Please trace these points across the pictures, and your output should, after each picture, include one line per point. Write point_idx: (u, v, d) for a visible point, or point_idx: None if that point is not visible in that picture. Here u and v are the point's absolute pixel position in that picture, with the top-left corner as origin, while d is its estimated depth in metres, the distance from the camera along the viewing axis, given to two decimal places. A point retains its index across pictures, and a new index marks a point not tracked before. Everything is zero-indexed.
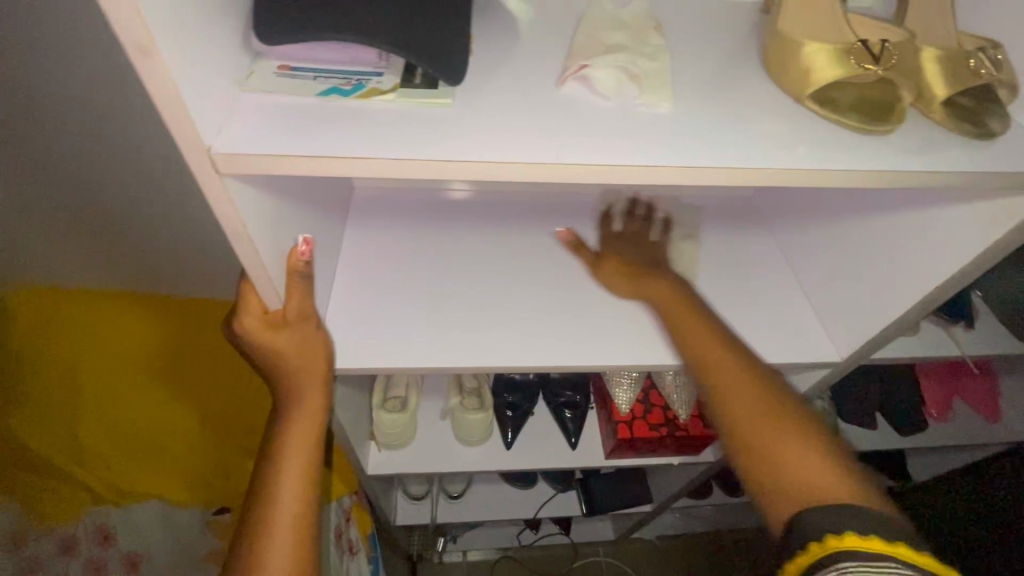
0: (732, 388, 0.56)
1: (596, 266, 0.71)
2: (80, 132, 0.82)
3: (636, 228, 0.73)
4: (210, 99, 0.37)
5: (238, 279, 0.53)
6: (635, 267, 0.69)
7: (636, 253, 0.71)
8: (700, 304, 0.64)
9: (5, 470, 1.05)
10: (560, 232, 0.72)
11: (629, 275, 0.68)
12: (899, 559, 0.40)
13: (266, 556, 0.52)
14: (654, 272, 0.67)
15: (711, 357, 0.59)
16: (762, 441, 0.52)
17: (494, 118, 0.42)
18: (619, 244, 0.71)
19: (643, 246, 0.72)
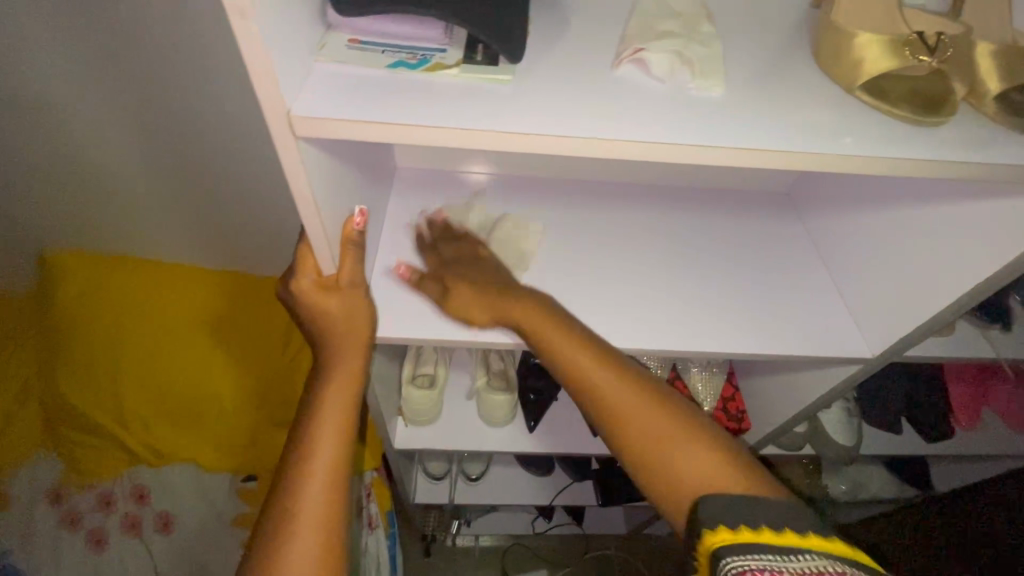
0: (618, 409, 0.57)
1: (445, 300, 0.66)
2: (137, 105, 0.86)
3: (461, 247, 0.70)
4: (291, 65, 0.40)
5: (298, 240, 0.57)
6: (484, 290, 0.64)
7: (472, 275, 0.67)
8: (562, 314, 0.62)
9: (56, 426, 1.14)
10: (397, 266, 0.68)
11: (483, 302, 0.64)
12: (769, 546, 0.44)
13: (303, 505, 0.56)
14: (504, 292, 0.64)
15: (592, 380, 0.57)
16: (652, 454, 0.54)
17: (551, 95, 0.44)
18: (452, 266, 0.68)
19: (475, 261, 0.68)
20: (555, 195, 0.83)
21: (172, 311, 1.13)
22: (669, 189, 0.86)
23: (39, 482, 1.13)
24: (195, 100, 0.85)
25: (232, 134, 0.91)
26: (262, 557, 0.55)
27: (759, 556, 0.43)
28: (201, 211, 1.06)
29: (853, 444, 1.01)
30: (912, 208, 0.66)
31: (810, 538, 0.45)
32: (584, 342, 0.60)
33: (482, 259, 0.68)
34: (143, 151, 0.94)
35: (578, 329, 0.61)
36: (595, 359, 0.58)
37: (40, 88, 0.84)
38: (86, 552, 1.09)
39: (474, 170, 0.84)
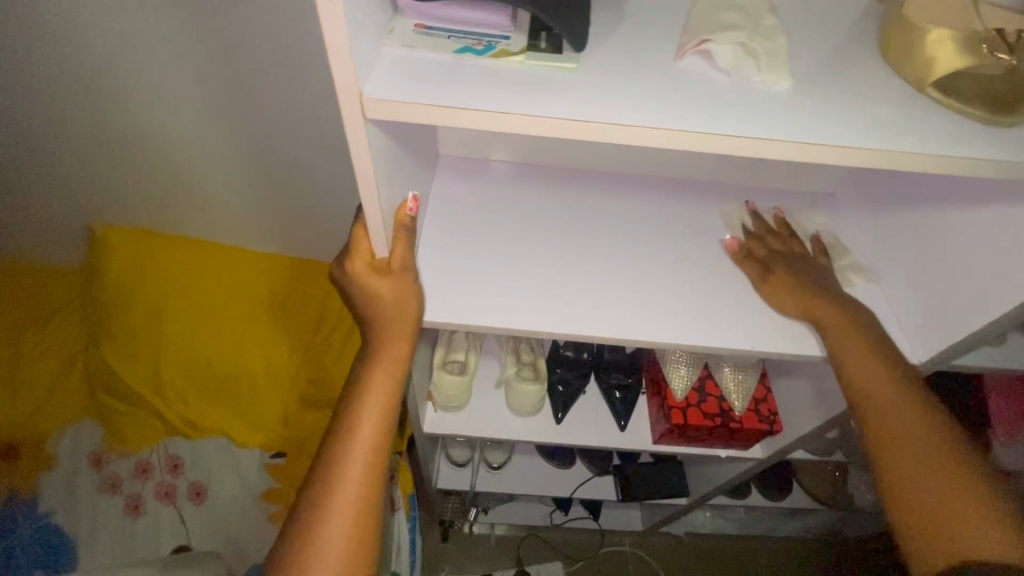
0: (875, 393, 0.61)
1: (764, 279, 0.70)
2: (192, 87, 0.89)
3: (781, 243, 0.73)
4: (364, 45, 0.41)
5: (353, 224, 0.59)
6: (802, 282, 0.68)
7: (810, 271, 0.70)
8: (867, 323, 0.65)
9: (99, 395, 1.18)
10: (728, 240, 0.75)
11: (797, 289, 0.67)
12: None
13: (343, 481, 0.59)
14: (814, 290, 0.67)
15: (853, 357, 0.63)
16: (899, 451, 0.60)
17: (612, 83, 0.45)
18: (784, 256, 0.71)
19: (801, 256, 0.71)
20: (595, 188, 0.82)
21: (214, 289, 1.16)
22: (715, 183, 0.85)
23: (81, 447, 1.18)
24: (247, 83, 0.87)
25: (281, 118, 0.92)
26: (302, 525, 0.58)
27: None
28: (245, 191, 1.08)
29: None
30: (969, 211, 0.64)
31: None
32: (888, 365, 0.62)
33: (813, 259, 0.72)
34: (195, 134, 0.97)
35: (882, 347, 0.63)
36: (859, 346, 0.63)
37: (100, 67, 0.87)
38: (124, 517, 1.13)
39: (503, 158, 0.84)
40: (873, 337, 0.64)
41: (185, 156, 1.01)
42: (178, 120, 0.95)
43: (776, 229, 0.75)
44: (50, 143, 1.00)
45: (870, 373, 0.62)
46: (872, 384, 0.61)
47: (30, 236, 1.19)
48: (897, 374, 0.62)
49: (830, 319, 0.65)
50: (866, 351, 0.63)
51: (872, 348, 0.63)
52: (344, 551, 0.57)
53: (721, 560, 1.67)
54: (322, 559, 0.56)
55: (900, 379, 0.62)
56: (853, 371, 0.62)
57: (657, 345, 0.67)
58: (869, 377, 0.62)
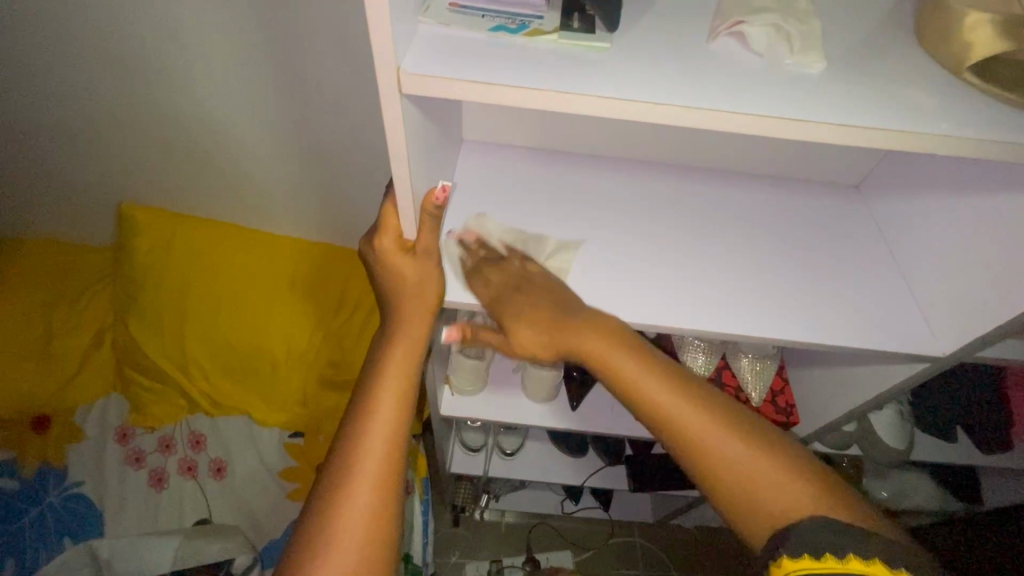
0: (670, 416, 0.56)
1: (505, 343, 0.67)
2: (222, 68, 0.91)
3: (497, 271, 0.67)
4: (402, 22, 0.42)
5: (381, 203, 0.61)
6: (545, 313, 0.63)
7: (531, 306, 0.64)
8: (634, 340, 0.61)
9: (125, 371, 1.22)
10: (449, 331, 0.73)
11: (543, 330, 0.63)
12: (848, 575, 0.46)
13: (366, 449, 0.60)
14: (563, 316, 0.62)
15: (636, 384, 0.58)
16: (723, 473, 0.54)
17: (646, 64, 0.45)
18: (499, 292, 0.65)
19: (521, 280, 0.66)
20: (615, 176, 0.83)
21: (237, 269, 1.19)
22: (736, 173, 0.85)
23: (108, 421, 1.22)
24: (276, 65, 0.88)
25: (308, 102, 0.94)
26: (326, 492, 0.59)
27: None
28: (267, 173, 1.10)
29: (904, 449, 0.99)
30: (998, 201, 0.63)
31: (871, 563, 0.46)
32: (653, 363, 0.59)
33: (536, 279, 0.65)
34: (223, 117, 0.99)
35: (659, 362, 0.59)
36: (642, 368, 0.58)
37: (135, 48, 0.89)
38: (148, 489, 1.17)
39: (531, 144, 0.85)
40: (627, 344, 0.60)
41: (213, 138, 1.03)
42: (207, 101, 0.96)
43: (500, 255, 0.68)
44: (85, 123, 1.03)
45: (641, 378, 0.58)
46: (648, 388, 0.57)
47: (63, 214, 1.22)
48: (669, 372, 0.59)
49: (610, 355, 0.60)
50: (634, 357, 0.59)
51: (633, 352, 0.59)
52: (368, 517, 0.58)
53: (732, 554, 1.67)
54: (346, 524, 0.57)
55: (673, 374, 0.59)
56: (622, 383, 0.58)
57: (677, 331, 0.67)
58: (641, 381, 0.57)
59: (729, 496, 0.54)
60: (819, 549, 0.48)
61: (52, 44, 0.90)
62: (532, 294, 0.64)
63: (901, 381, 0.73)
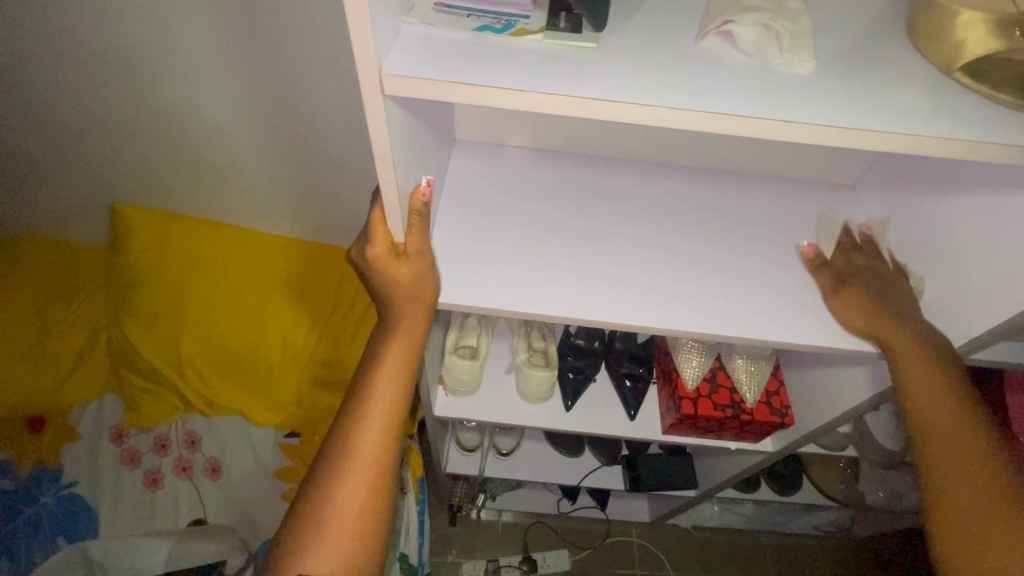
0: (943, 432, 0.65)
1: (835, 293, 0.69)
2: (214, 68, 0.90)
3: (865, 260, 0.71)
4: (386, 23, 0.41)
5: (371, 207, 0.59)
6: (874, 301, 0.67)
7: (879, 289, 0.68)
8: (946, 358, 0.65)
9: (121, 371, 1.21)
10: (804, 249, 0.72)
11: (868, 310, 0.67)
12: None
13: (358, 448, 0.60)
14: (897, 313, 0.66)
15: (930, 397, 0.64)
16: (960, 495, 0.63)
17: (629, 64, 0.45)
18: (865, 276, 0.69)
19: (883, 278, 0.70)
20: (610, 177, 0.83)
21: (233, 268, 1.18)
22: (733, 173, 0.84)
23: (104, 421, 1.22)
24: (268, 64, 0.88)
25: (301, 102, 0.93)
26: (316, 490, 0.59)
27: None
28: (262, 173, 1.09)
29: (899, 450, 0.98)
30: (993, 202, 0.63)
31: None
32: (966, 407, 0.65)
33: (897, 287, 0.69)
34: (216, 117, 0.98)
35: (961, 388, 0.65)
36: (943, 385, 0.64)
37: (126, 47, 0.89)
38: (143, 489, 1.17)
39: (528, 145, 0.84)
40: (950, 376, 0.65)
41: (206, 138, 1.03)
42: (199, 101, 0.96)
43: (857, 244, 0.73)
44: (76, 122, 1.02)
45: (934, 406, 0.64)
46: (932, 413, 0.65)
47: (56, 214, 1.22)
48: (964, 412, 0.64)
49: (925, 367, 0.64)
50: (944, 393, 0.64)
51: (943, 384, 0.64)
52: (356, 515, 0.58)
53: (729, 554, 1.67)
54: (336, 522, 0.58)
55: (966, 414, 0.65)
56: (915, 403, 0.65)
57: (671, 333, 0.67)
58: (934, 409, 0.65)
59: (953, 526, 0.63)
60: None
61: (41, 43, 0.90)
62: (882, 303, 0.67)
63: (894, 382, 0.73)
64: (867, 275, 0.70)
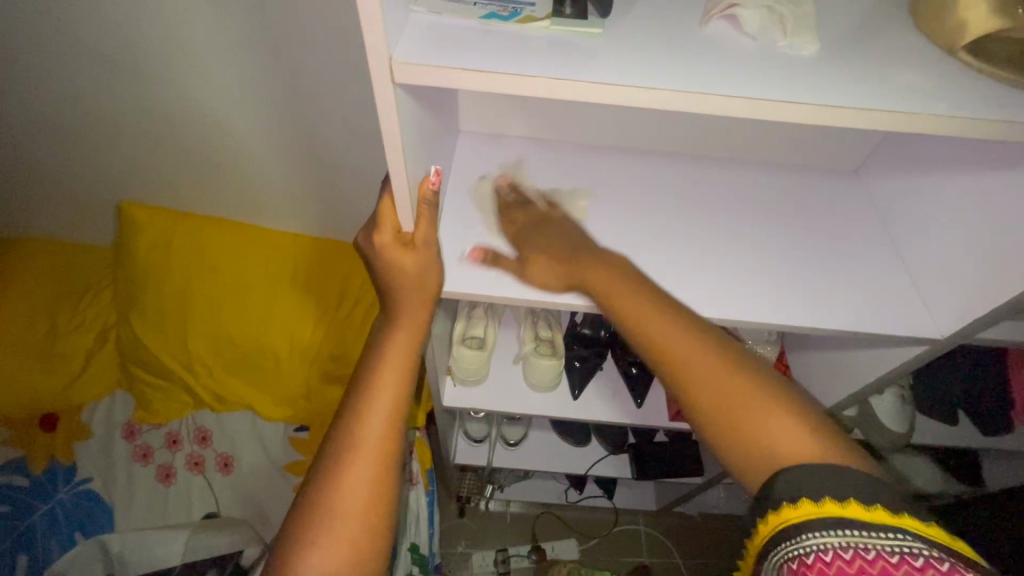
0: (683, 353, 0.55)
1: (523, 270, 0.68)
2: (216, 65, 0.90)
3: (520, 213, 0.72)
4: (395, 12, 0.42)
5: (379, 196, 0.60)
6: (568, 255, 0.66)
7: (561, 241, 0.68)
8: (638, 277, 0.62)
9: (129, 369, 1.22)
10: (473, 251, 0.70)
11: (557, 267, 0.66)
12: (903, 531, 0.41)
13: (364, 435, 0.61)
14: (578, 257, 0.65)
15: (654, 330, 0.57)
16: (721, 406, 0.53)
17: (636, 51, 0.45)
18: (526, 235, 0.70)
19: (542, 224, 0.71)
20: (613, 166, 0.83)
21: (236, 263, 1.19)
22: (734, 159, 0.85)
23: (115, 418, 1.24)
24: (272, 60, 0.88)
25: (305, 97, 0.93)
26: (323, 478, 0.60)
27: (843, 535, 0.42)
28: (266, 168, 1.10)
29: (905, 432, 0.99)
30: (998, 181, 0.63)
31: (904, 517, 0.42)
32: (666, 304, 0.59)
33: (557, 223, 0.70)
34: (219, 113, 0.99)
35: (661, 299, 0.59)
36: (651, 308, 0.58)
37: (130, 45, 0.89)
38: (156, 484, 1.18)
39: (536, 135, 0.85)
40: (659, 297, 0.60)
41: (210, 134, 1.03)
42: (202, 97, 0.96)
43: (508, 204, 0.74)
44: (80, 122, 1.03)
45: (647, 319, 0.58)
46: (653, 326, 0.57)
47: (62, 214, 1.23)
48: (674, 308, 0.59)
49: (626, 299, 0.59)
50: (642, 301, 0.59)
51: (634, 295, 0.59)
52: (364, 502, 0.59)
53: (735, 540, 1.68)
54: (343, 508, 0.58)
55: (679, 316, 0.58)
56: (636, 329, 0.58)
57: None
58: (648, 324, 0.57)
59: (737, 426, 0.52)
60: (839, 491, 0.44)
61: (45, 42, 0.90)
62: (582, 247, 0.66)
63: (899, 364, 0.74)
64: (528, 227, 0.71)
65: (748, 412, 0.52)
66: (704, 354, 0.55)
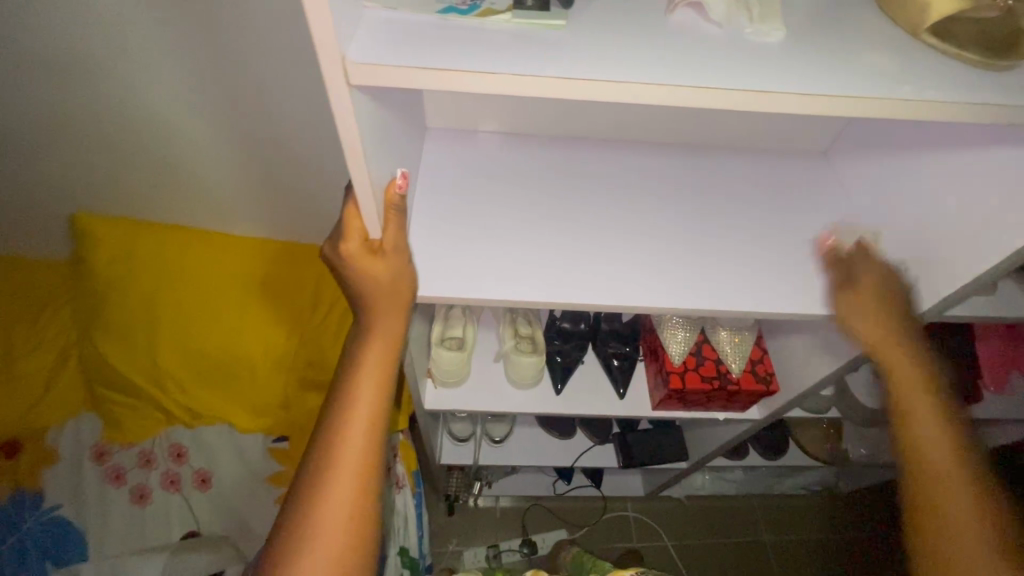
0: (926, 434, 0.66)
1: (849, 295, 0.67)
2: (167, 69, 0.86)
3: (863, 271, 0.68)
4: (346, 9, 0.40)
5: (343, 202, 0.57)
6: (885, 311, 0.66)
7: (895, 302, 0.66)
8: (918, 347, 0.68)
9: (95, 388, 1.17)
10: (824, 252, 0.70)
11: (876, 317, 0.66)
12: None
13: (343, 456, 0.59)
14: (902, 323, 0.66)
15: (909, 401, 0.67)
16: (933, 495, 0.65)
17: (600, 41, 0.44)
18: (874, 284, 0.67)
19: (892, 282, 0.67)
20: (585, 157, 0.82)
21: (202, 276, 1.14)
22: (705, 146, 0.85)
23: (83, 441, 1.18)
24: (227, 63, 0.84)
25: (264, 99, 0.90)
26: (302, 498, 0.58)
27: None
28: (229, 174, 1.05)
29: (879, 407, 1.02)
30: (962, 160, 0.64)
31: None
32: (941, 403, 0.67)
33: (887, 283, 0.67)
34: (175, 118, 0.94)
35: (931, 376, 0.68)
36: (916, 383, 0.67)
37: (72, 49, 0.84)
38: (131, 506, 1.14)
39: (507, 129, 0.83)
40: (927, 370, 0.68)
41: (166, 140, 0.98)
42: (155, 101, 0.91)
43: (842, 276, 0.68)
44: (24, 133, 0.97)
45: (915, 404, 0.67)
46: (917, 412, 0.67)
47: (11, 230, 1.16)
48: (949, 410, 0.67)
49: (893, 365, 0.67)
50: (918, 389, 0.67)
51: (925, 386, 0.67)
52: (346, 525, 0.57)
53: (721, 519, 1.71)
54: (326, 533, 0.56)
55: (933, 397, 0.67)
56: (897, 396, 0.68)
57: (656, 311, 0.67)
58: (914, 408, 0.67)
59: (941, 524, 0.64)
60: None
61: None
62: (900, 304, 0.66)
63: None
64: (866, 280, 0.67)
65: (952, 514, 0.63)
66: (954, 462, 0.65)
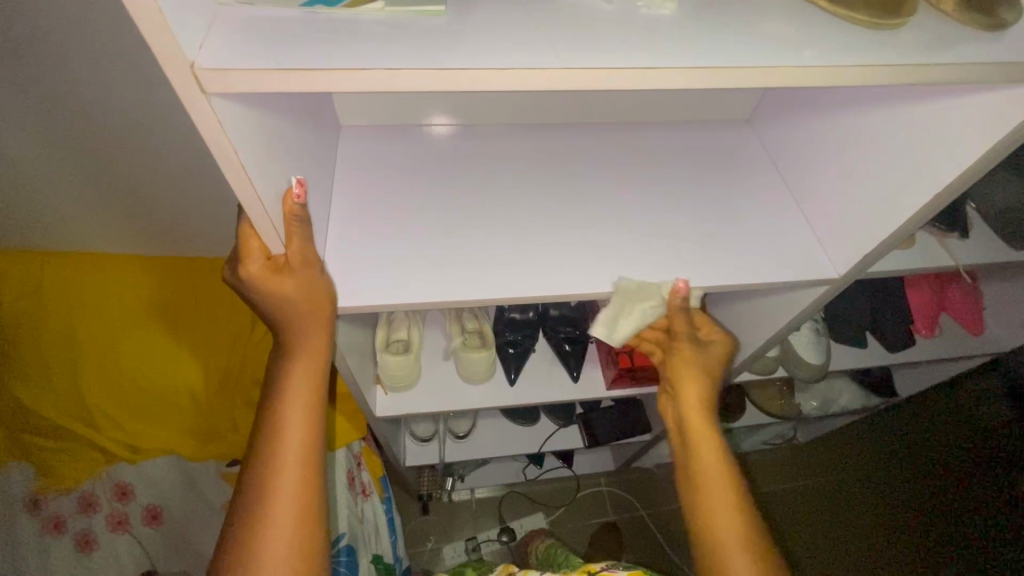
0: (690, 434, 0.72)
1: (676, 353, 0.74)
2: (32, 86, 0.75)
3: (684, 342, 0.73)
4: (189, 11, 0.36)
5: (239, 221, 0.53)
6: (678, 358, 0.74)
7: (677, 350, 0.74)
8: (706, 367, 0.74)
9: (15, 434, 1.03)
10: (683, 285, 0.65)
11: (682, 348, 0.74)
12: None
13: (280, 495, 0.55)
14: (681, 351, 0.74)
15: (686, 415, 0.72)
16: (706, 488, 0.68)
17: (485, 28, 0.42)
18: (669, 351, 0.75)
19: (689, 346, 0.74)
20: (509, 145, 0.80)
21: (121, 305, 1.05)
22: (631, 124, 0.84)
23: (12, 492, 1.05)
24: (109, 78, 0.75)
25: (159, 114, 0.81)
26: (239, 536, 0.54)
27: None
28: (128, 193, 0.94)
29: (822, 361, 1.06)
30: (866, 121, 0.65)
31: None
32: (739, 485, 0.68)
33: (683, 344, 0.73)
34: (52, 136, 0.83)
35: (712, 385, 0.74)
36: (700, 393, 0.73)
37: None
38: (76, 554, 1.04)
39: (431, 122, 0.80)
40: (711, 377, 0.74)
41: (51, 157, 0.87)
42: (24, 118, 0.80)
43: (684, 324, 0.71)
44: None
45: (713, 480, 0.68)
46: (712, 488, 0.67)
47: None
48: (737, 484, 0.68)
49: (693, 381, 0.73)
50: (719, 470, 0.68)
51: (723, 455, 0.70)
52: (290, 566, 0.53)
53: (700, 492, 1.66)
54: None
55: (703, 407, 0.72)
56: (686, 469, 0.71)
57: (592, 296, 0.66)
58: (711, 485, 0.67)
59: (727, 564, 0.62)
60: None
61: None
62: (689, 363, 0.73)
63: (806, 306, 0.76)
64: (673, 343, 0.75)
65: (723, 507, 0.66)
66: (742, 527, 0.65)
